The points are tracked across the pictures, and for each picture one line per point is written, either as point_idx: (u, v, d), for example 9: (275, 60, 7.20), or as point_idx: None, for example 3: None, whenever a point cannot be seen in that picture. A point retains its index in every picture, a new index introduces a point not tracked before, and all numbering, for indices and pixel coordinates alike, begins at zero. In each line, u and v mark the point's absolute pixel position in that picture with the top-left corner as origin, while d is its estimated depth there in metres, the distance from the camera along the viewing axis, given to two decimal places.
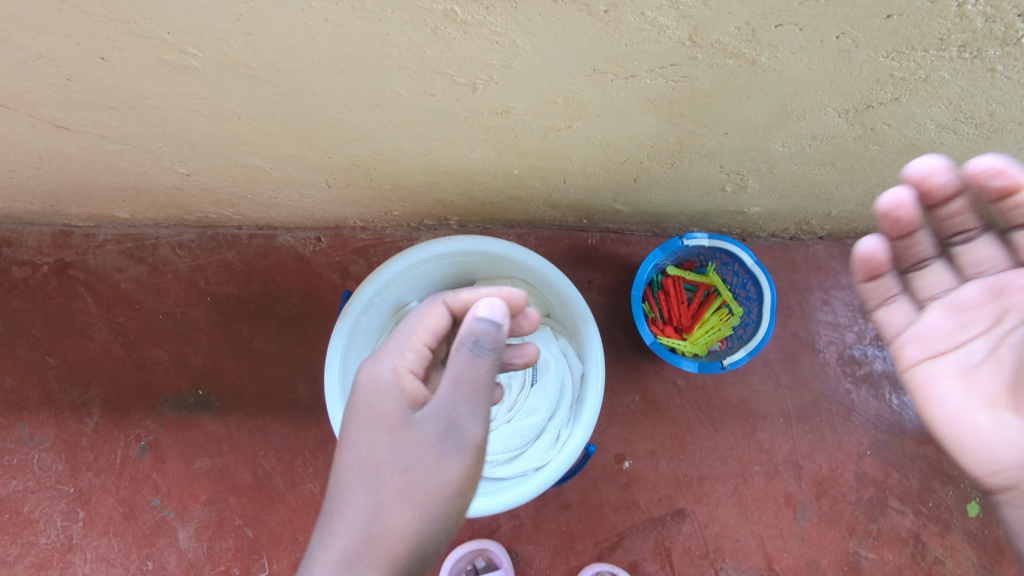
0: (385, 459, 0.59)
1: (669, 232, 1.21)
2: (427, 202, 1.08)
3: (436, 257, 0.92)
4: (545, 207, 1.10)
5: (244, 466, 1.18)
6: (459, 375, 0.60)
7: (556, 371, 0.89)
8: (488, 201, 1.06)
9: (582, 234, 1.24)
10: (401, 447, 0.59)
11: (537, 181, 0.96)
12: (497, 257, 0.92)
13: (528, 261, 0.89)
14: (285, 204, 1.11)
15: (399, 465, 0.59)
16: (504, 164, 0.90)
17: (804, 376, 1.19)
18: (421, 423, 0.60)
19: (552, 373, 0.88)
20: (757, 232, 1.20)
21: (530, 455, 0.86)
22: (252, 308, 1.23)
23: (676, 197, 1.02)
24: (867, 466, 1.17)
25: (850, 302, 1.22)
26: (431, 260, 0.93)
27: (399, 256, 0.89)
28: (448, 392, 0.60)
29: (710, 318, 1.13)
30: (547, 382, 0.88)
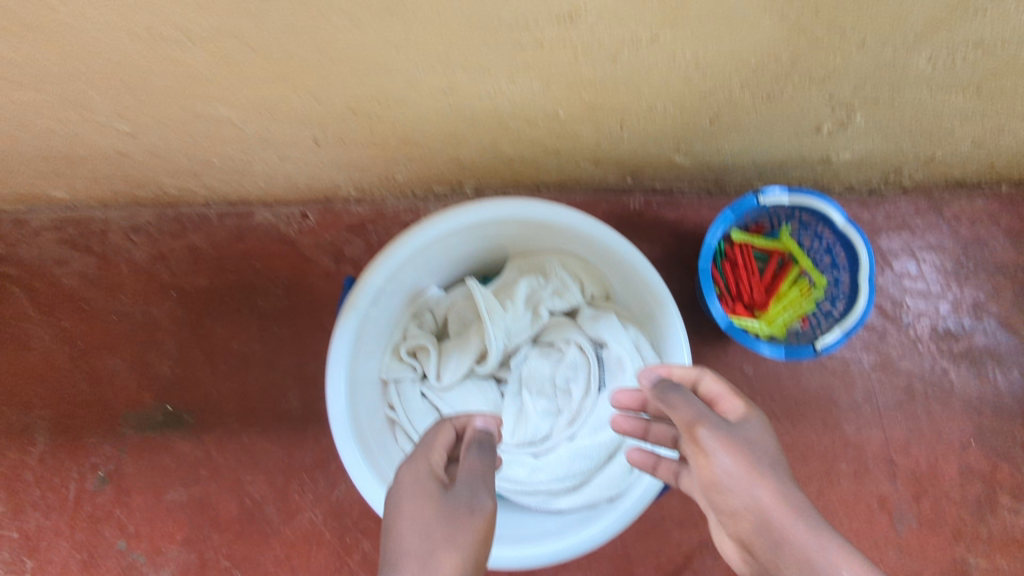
0: (431, 521, 0.40)
1: (728, 190, 1.01)
2: (441, 162, 0.86)
3: (464, 228, 0.71)
4: (585, 163, 0.90)
5: (228, 496, 0.97)
6: (474, 472, 0.46)
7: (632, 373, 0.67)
8: (518, 157, 0.85)
9: (624, 197, 1.04)
10: (444, 515, 0.41)
11: (586, 127, 0.75)
12: (543, 226, 0.71)
13: (586, 229, 0.68)
14: (261, 172, 0.89)
15: (443, 526, 0.40)
16: (549, 102, 0.68)
17: (893, 356, 1.01)
18: (460, 493, 0.43)
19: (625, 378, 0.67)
20: (833, 186, 1.01)
21: (599, 483, 0.66)
22: (228, 303, 1.01)
23: (755, 143, 0.82)
24: (971, 458, 0.99)
25: (941, 266, 1.03)
26: (457, 233, 0.72)
27: (419, 227, 0.68)
28: (469, 473, 0.46)
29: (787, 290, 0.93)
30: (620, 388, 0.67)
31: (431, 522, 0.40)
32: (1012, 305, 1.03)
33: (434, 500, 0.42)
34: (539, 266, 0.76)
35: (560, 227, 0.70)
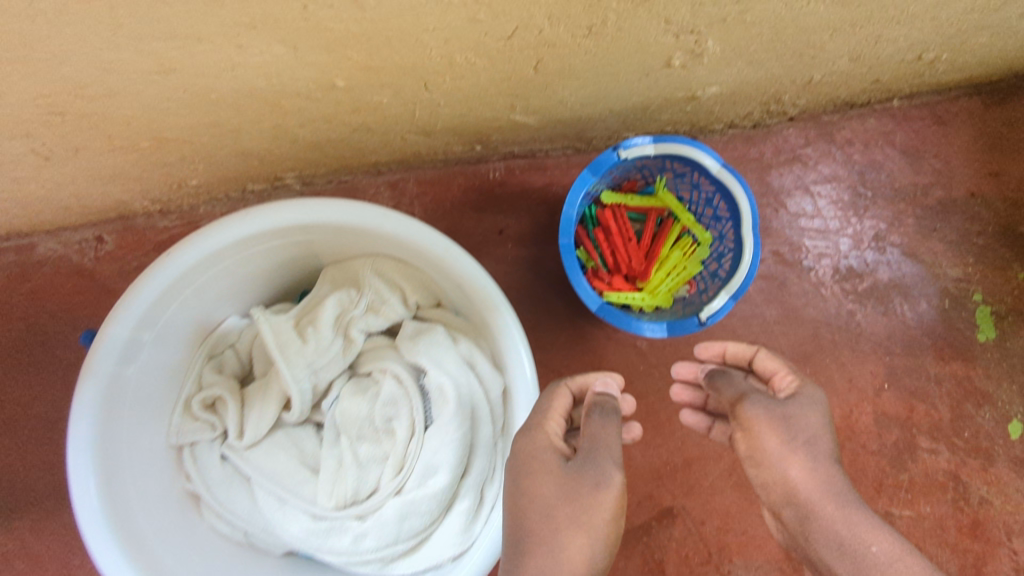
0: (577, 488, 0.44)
1: (596, 144, 0.87)
2: (230, 158, 0.70)
3: (238, 247, 0.56)
4: (414, 137, 0.75)
5: None
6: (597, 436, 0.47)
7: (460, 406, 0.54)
8: (325, 140, 0.69)
9: (481, 166, 0.89)
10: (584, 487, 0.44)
11: (385, 95, 0.60)
12: (337, 228, 0.57)
13: (387, 228, 0.55)
14: (8, 200, 0.71)
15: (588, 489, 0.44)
16: (316, 71, 0.53)
17: (795, 305, 0.92)
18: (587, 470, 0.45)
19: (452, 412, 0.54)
20: (713, 125, 0.88)
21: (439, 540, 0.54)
22: (21, 358, 0.83)
23: (602, 89, 0.68)
24: (886, 403, 0.92)
25: (837, 198, 0.94)
26: (231, 254, 0.57)
27: (170, 254, 0.53)
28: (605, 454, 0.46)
29: (669, 252, 0.82)
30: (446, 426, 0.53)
31: (573, 503, 0.43)
32: (915, 231, 0.95)
33: (562, 478, 0.45)
34: (351, 275, 0.62)
35: (356, 227, 0.56)
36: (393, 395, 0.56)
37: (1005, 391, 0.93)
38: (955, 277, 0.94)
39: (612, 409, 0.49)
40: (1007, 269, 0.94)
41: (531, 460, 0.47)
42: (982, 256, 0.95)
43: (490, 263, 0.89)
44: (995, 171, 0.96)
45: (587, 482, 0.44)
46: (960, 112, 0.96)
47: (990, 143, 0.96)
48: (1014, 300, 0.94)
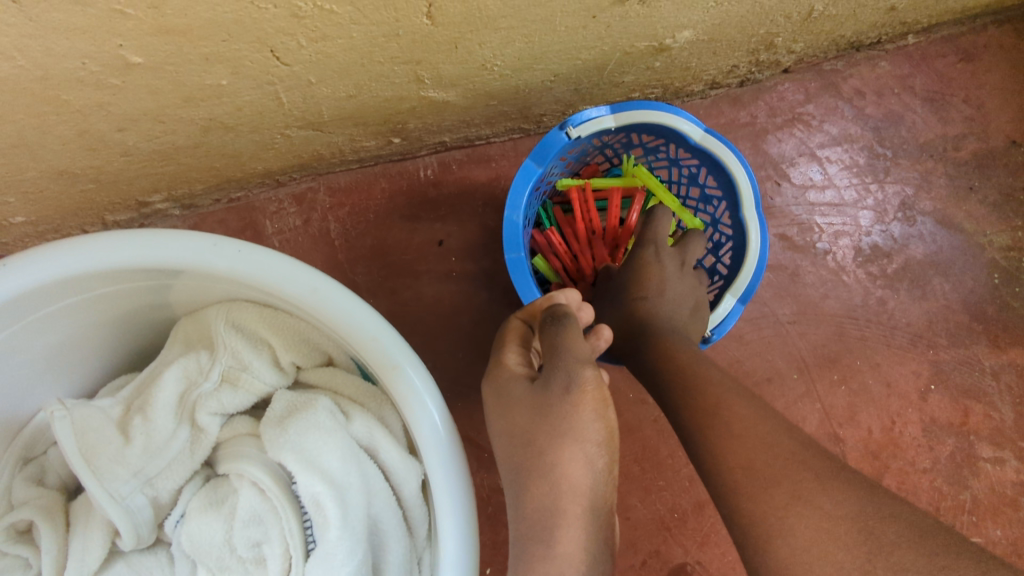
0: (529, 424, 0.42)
1: (547, 122, 0.70)
2: (47, 184, 0.52)
3: (16, 315, 0.39)
4: (301, 133, 0.57)
5: None
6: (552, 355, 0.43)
7: (348, 519, 0.38)
8: (172, 147, 0.52)
9: (409, 163, 0.71)
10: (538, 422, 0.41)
11: (221, 73, 0.42)
12: (161, 273, 0.41)
13: (218, 263, 0.39)
14: None
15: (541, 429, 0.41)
16: (84, 42, 0.35)
17: (813, 298, 0.74)
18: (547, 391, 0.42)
19: (335, 531, 0.38)
20: (690, 86, 0.71)
21: None
22: None
23: (537, 42, 0.50)
24: (935, 408, 0.74)
25: (851, 162, 0.76)
26: (8, 326, 0.40)
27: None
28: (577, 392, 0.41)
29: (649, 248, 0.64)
30: (329, 553, 0.37)
31: (547, 422, 0.41)
32: (949, 194, 0.77)
33: (532, 401, 0.42)
34: (200, 331, 0.45)
35: (184, 268, 0.40)
36: (258, 509, 0.39)
37: None
38: (1003, 245, 0.77)
39: (566, 316, 0.43)
40: None
41: (499, 395, 0.45)
42: None
43: (430, 283, 0.71)
44: None
45: (560, 397, 0.41)
46: (990, 45, 0.78)
47: None
48: None
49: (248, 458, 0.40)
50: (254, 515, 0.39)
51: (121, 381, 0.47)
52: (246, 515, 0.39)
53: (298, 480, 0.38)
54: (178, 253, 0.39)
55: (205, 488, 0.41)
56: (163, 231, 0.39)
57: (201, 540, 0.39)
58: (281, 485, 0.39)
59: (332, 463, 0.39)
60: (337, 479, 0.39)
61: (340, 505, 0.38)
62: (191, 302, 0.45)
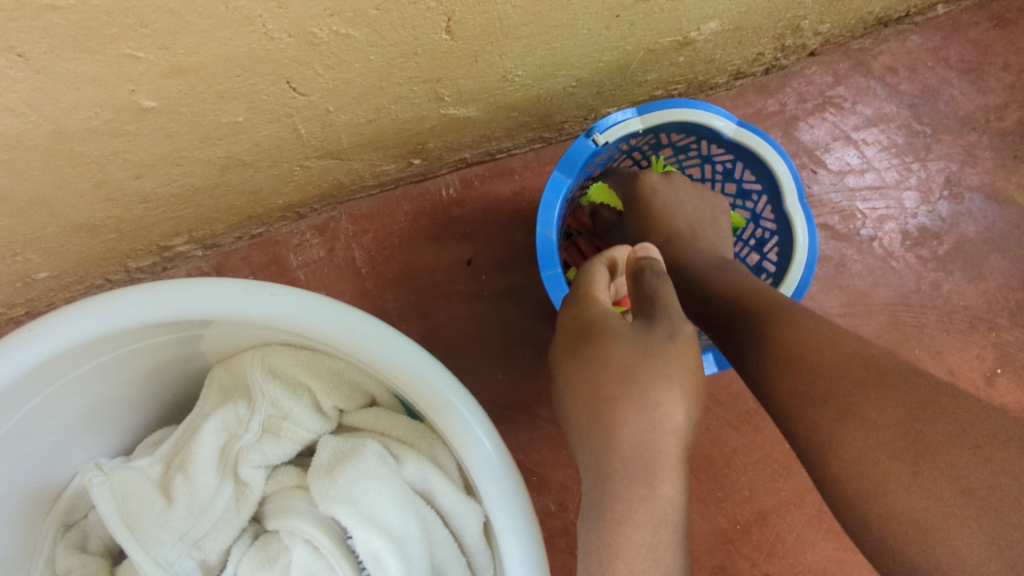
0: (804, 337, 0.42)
1: (569, 128, 0.67)
2: (66, 238, 0.50)
3: (45, 381, 0.38)
4: (321, 162, 0.55)
5: None
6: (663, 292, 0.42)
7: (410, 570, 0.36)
8: (190, 190, 0.50)
9: (430, 183, 0.70)
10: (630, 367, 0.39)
11: (239, 109, 0.40)
12: (191, 323, 0.39)
13: (252, 309, 0.37)
14: None
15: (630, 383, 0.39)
16: (94, 90, 0.33)
17: (862, 287, 0.71)
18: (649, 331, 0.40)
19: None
20: (714, 79, 0.68)
21: None
22: None
23: (559, 47, 0.48)
24: (1003, 392, 0.70)
25: (889, 143, 0.73)
26: (37, 394, 0.38)
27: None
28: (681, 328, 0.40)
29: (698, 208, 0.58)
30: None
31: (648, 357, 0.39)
32: (997, 166, 0.73)
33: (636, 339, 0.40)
34: (236, 378, 0.43)
35: (216, 318, 0.38)
36: (313, 564, 0.37)
37: None
38: None
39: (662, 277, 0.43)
40: None
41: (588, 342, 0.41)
42: None
43: (463, 304, 0.69)
44: None
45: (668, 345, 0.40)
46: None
47: None
48: None
49: (300, 513, 0.38)
50: (308, 573, 0.37)
51: (157, 437, 0.45)
52: (299, 572, 0.37)
53: (354, 535, 0.36)
54: (206, 301, 0.37)
55: (252, 547, 0.39)
56: (193, 281, 0.37)
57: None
58: (334, 541, 0.37)
59: (388, 512, 0.37)
60: (395, 527, 0.37)
61: (400, 556, 0.36)
62: (225, 349, 0.43)
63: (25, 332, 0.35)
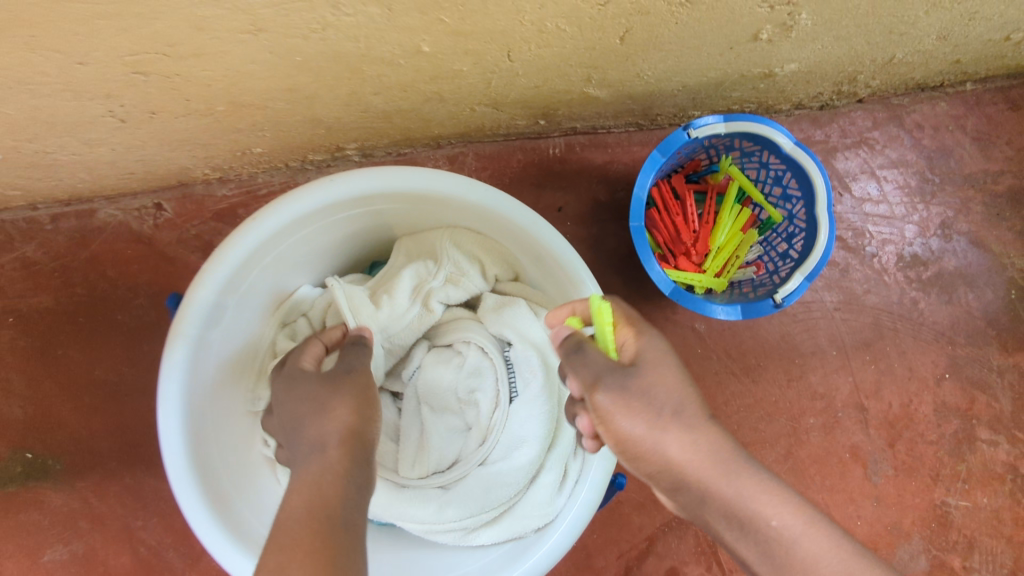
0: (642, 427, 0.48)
1: (660, 121, 0.85)
2: (298, 126, 0.69)
3: (321, 215, 0.56)
4: (483, 109, 0.73)
5: (117, 547, 0.83)
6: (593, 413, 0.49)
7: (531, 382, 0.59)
8: (394, 109, 0.68)
9: (542, 142, 0.88)
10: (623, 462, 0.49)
11: (466, 62, 0.59)
12: (399, 195, 0.56)
13: (469, 197, 0.55)
14: (76, 162, 0.70)
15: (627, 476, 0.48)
16: (402, 34, 0.51)
17: (857, 290, 0.90)
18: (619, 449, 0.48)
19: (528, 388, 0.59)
20: (780, 105, 0.86)
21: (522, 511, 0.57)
22: (85, 324, 0.84)
23: (683, 60, 0.66)
24: (947, 393, 0.90)
25: (904, 184, 0.91)
26: (313, 223, 0.56)
27: (224, 240, 0.53)
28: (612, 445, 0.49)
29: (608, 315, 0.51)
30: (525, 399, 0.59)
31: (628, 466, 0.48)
32: (983, 219, 0.92)
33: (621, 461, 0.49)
34: (426, 246, 0.62)
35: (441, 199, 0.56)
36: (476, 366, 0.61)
37: None
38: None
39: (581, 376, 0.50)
40: None
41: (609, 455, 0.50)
42: None
43: None
44: None
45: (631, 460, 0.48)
46: None
47: None
48: None
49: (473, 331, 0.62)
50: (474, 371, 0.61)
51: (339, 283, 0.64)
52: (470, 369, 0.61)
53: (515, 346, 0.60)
54: (399, 182, 0.55)
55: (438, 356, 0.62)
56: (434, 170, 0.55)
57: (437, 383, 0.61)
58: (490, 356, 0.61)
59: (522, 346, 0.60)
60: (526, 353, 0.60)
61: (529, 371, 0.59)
62: (424, 223, 0.62)
63: (329, 181, 0.53)
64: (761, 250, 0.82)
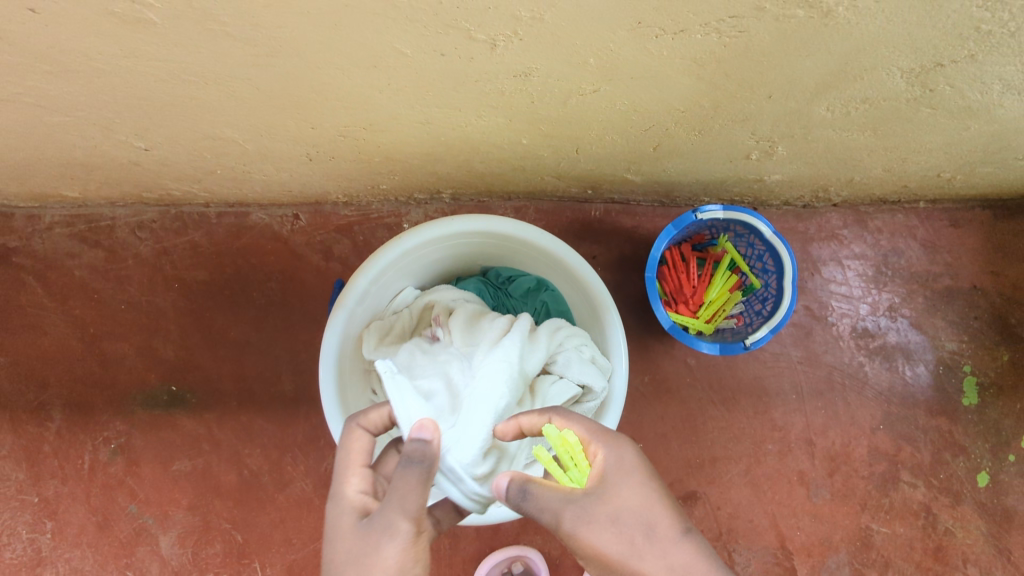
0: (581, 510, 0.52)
1: (678, 201, 1.11)
2: (419, 175, 0.97)
3: (439, 241, 0.85)
4: (549, 178, 1.00)
5: (227, 467, 1.09)
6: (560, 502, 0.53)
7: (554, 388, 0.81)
8: (489, 172, 0.96)
9: (587, 206, 1.14)
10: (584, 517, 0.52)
11: (546, 151, 0.86)
12: (493, 234, 0.85)
13: (539, 242, 0.84)
14: (259, 180, 0.98)
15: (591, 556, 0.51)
16: (509, 132, 0.79)
17: (817, 350, 1.15)
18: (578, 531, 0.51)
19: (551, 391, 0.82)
20: (770, 200, 1.12)
21: None
22: (230, 296, 1.12)
23: (695, 166, 0.93)
24: (879, 440, 1.14)
25: (863, 272, 1.16)
26: (433, 245, 0.85)
27: (375, 255, 0.81)
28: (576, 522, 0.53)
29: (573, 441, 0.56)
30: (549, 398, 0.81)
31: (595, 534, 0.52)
32: (923, 308, 1.17)
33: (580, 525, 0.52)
34: None
35: (520, 241, 0.85)
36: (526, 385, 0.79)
37: (979, 447, 1.14)
38: (951, 349, 1.16)
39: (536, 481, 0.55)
40: (995, 350, 1.16)
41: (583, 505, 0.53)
42: (975, 336, 1.17)
43: None
44: (996, 270, 1.17)
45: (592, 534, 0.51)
46: (974, 220, 1.17)
47: (997, 248, 1.17)
48: (996, 374, 1.16)
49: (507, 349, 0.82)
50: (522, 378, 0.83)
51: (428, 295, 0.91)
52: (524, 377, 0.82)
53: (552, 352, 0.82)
54: (491, 226, 0.84)
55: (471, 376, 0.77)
56: (518, 222, 0.84)
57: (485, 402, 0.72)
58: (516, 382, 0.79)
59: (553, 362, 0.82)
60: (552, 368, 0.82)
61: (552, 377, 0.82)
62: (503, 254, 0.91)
63: (451, 220, 0.83)
64: (743, 308, 1.08)
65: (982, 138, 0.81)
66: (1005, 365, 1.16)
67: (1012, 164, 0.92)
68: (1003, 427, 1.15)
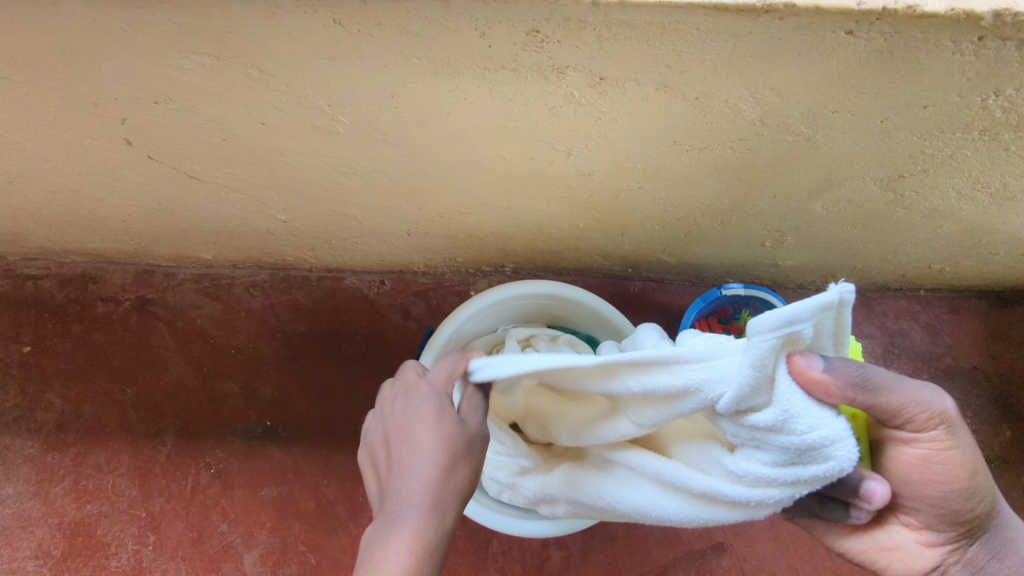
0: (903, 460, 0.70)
1: (706, 281, 1.30)
2: (491, 250, 1.19)
3: (510, 300, 1.05)
4: (597, 257, 1.21)
5: (308, 494, 1.25)
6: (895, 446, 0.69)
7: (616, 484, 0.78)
8: (548, 249, 1.17)
9: (627, 283, 1.34)
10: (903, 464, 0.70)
11: (598, 233, 1.08)
12: (555, 296, 1.06)
13: (591, 304, 1.04)
14: (361, 250, 1.21)
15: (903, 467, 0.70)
16: (569, 216, 1.01)
17: None
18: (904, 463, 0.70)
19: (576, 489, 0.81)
20: (786, 283, 1.30)
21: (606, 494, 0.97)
22: (321, 345, 1.32)
23: (720, 250, 1.13)
24: None
25: (872, 350, 1.30)
26: (504, 303, 1.05)
27: (460, 306, 1.01)
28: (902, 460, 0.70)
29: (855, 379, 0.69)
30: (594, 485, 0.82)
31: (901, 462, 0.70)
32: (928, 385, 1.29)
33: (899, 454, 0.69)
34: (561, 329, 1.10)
35: (578, 303, 1.05)
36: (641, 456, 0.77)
37: None
38: None
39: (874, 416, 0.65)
40: (997, 426, 1.27)
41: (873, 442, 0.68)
42: (978, 412, 1.28)
43: None
44: (994, 354, 1.31)
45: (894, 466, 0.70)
46: (970, 308, 1.33)
47: (992, 334, 1.31)
48: (999, 449, 1.26)
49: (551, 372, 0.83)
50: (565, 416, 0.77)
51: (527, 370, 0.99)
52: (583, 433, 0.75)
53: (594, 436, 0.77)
54: (553, 289, 1.05)
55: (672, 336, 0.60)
56: (575, 287, 1.05)
57: (792, 387, 0.57)
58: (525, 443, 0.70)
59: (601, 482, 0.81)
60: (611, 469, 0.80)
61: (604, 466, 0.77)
62: (561, 314, 1.10)
63: (522, 284, 1.03)
64: None
65: (955, 235, 1.00)
66: (1008, 440, 1.27)
67: (990, 258, 1.10)
68: (1010, 498, 1.23)
